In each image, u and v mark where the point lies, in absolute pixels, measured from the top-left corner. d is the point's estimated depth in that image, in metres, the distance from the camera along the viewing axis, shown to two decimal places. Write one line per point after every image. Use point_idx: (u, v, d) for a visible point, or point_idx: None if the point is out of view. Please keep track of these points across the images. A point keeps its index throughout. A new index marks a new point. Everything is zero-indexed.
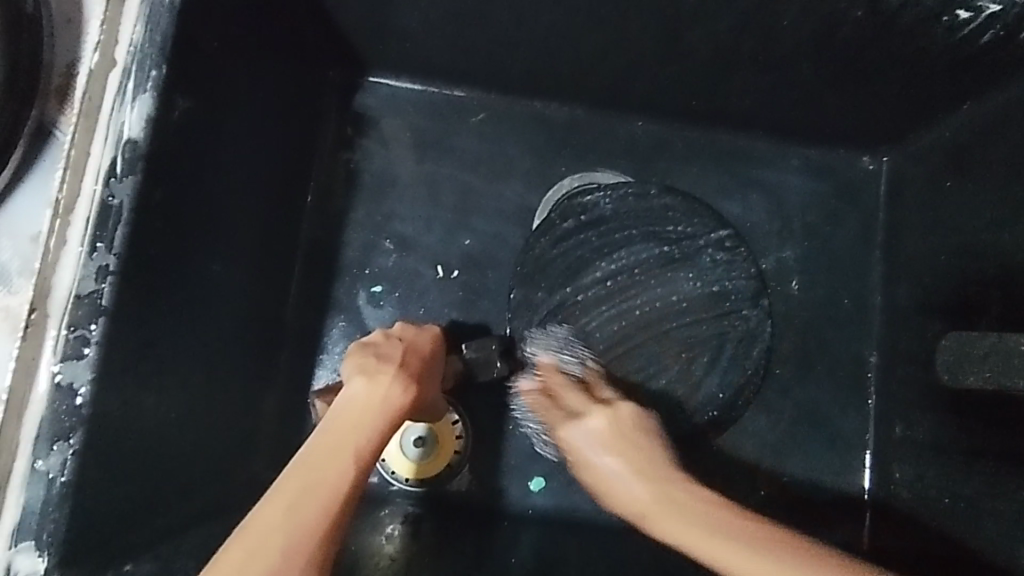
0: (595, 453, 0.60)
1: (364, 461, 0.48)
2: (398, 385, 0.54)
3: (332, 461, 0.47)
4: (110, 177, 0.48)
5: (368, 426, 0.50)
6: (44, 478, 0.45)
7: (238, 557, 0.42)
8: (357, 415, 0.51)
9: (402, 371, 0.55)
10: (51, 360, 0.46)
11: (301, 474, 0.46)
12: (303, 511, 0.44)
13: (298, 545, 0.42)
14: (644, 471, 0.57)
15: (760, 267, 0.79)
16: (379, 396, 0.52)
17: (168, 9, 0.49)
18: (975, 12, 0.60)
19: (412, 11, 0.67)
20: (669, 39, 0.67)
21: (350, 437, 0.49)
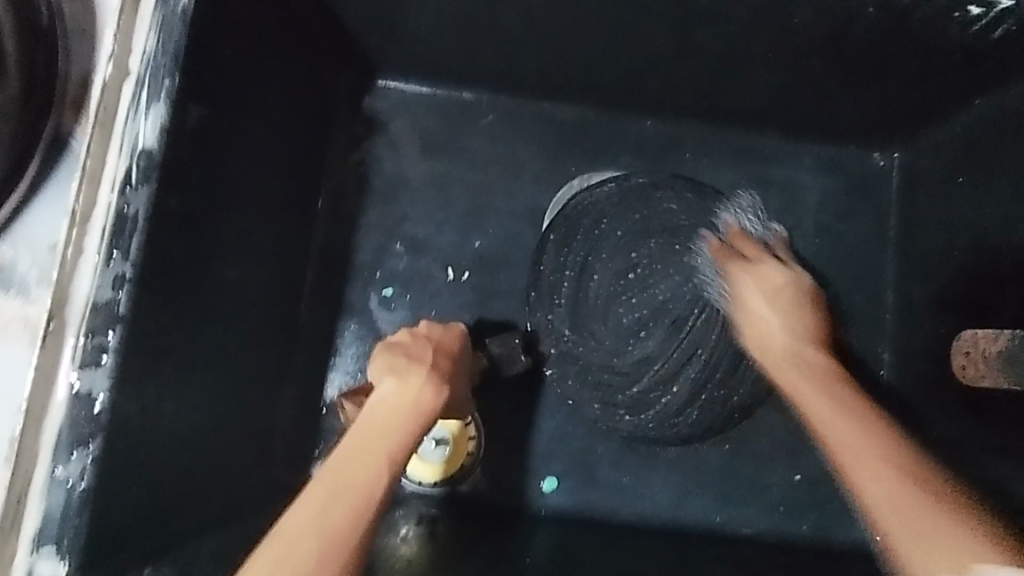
0: (757, 311, 0.60)
1: (397, 467, 0.48)
2: (429, 386, 0.54)
3: (363, 463, 0.48)
4: (125, 186, 0.48)
5: (399, 427, 0.50)
6: (64, 485, 0.45)
7: (273, 560, 0.42)
8: (389, 420, 0.51)
9: (432, 372, 0.55)
10: (72, 367, 0.46)
11: (334, 475, 0.47)
12: (336, 514, 0.44)
13: (332, 549, 0.42)
14: (795, 328, 0.59)
15: None
16: (411, 397, 0.52)
17: (180, 18, 0.50)
18: (987, 7, 0.59)
19: (422, 14, 0.67)
20: (678, 38, 0.67)
21: (382, 438, 0.49)
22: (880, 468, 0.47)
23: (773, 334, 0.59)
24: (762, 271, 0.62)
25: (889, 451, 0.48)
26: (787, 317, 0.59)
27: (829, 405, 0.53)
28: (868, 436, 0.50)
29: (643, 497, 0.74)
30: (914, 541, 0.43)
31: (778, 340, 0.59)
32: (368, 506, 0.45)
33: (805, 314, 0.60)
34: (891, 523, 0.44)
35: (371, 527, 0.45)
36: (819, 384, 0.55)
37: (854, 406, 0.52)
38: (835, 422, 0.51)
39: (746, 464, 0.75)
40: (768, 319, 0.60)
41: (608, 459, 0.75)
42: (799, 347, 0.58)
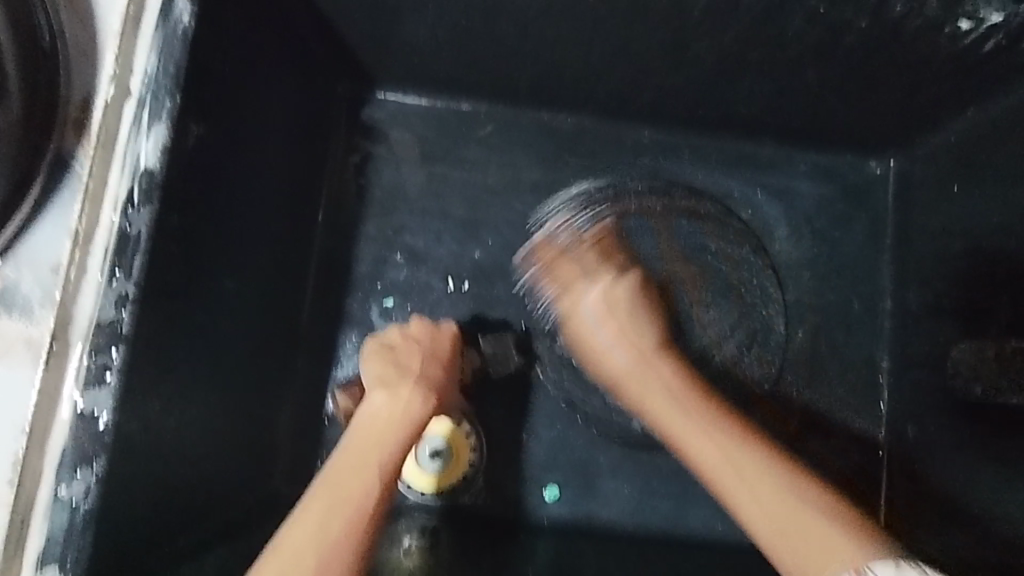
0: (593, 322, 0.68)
1: (388, 476, 0.50)
2: (418, 396, 0.54)
3: (355, 475, 0.49)
4: (127, 207, 0.48)
5: (388, 439, 0.52)
6: (68, 505, 0.45)
7: (275, 573, 0.44)
8: (379, 431, 0.52)
9: (421, 381, 0.56)
10: (75, 388, 0.47)
11: (330, 489, 0.48)
12: (334, 527, 0.46)
13: (332, 558, 0.45)
14: (641, 345, 0.66)
15: (770, 263, 0.79)
16: (401, 410, 0.53)
17: (180, 38, 0.50)
18: (977, 22, 0.60)
19: (419, 28, 0.67)
20: (673, 50, 0.68)
21: (374, 451, 0.51)
22: (759, 484, 0.55)
23: (612, 354, 0.66)
24: (587, 292, 0.69)
25: (767, 469, 0.56)
26: (643, 356, 0.65)
27: (690, 419, 0.60)
28: (748, 464, 0.56)
29: (645, 506, 0.75)
30: (777, 536, 0.53)
31: (614, 297, 0.68)
32: (365, 517, 0.47)
33: (643, 334, 0.66)
34: (770, 532, 0.53)
35: (370, 535, 0.47)
36: (636, 348, 0.66)
37: (714, 419, 0.60)
38: (699, 435, 0.59)
39: None
40: (584, 300, 0.69)
41: (610, 468, 0.75)
42: (641, 362, 0.65)
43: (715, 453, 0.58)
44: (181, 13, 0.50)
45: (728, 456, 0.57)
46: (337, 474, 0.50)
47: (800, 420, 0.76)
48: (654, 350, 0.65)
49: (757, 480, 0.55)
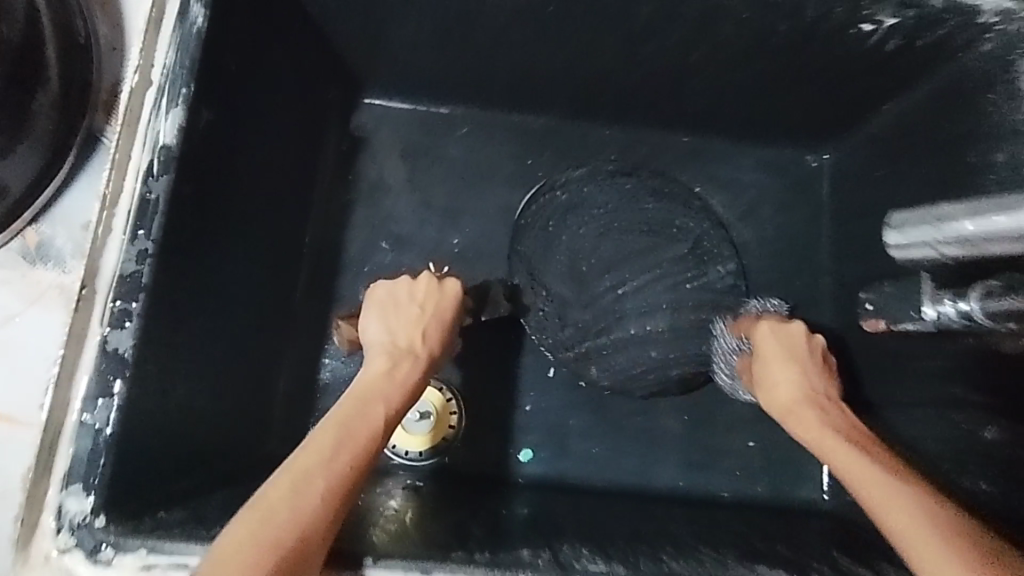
0: (771, 358, 0.65)
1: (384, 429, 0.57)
2: (415, 372, 0.63)
3: (360, 416, 0.56)
4: (148, 176, 0.56)
5: (389, 392, 0.60)
6: (91, 429, 0.52)
7: (283, 491, 0.49)
8: (376, 392, 0.59)
9: (421, 357, 0.64)
10: (98, 329, 0.54)
11: (339, 426, 0.55)
12: (340, 458, 0.52)
13: (331, 489, 0.50)
14: (812, 382, 0.63)
15: (728, 237, 0.88)
16: (398, 377, 0.62)
17: (195, 37, 0.59)
18: (877, 24, 0.69)
19: (402, 37, 0.76)
20: (624, 53, 0.77)
21: (377, 403, 0.58)
22: (876, 481, 0.51)
23: (789, 386, 0.63)
24: (779, 330, 0.67)
25: (883, 469, 0.52)
26: (796, 378, 0.63)
27: (811, 423, 0.60)
28: (872, 466, 0.53)
29: (612, 465, 0.82)
30: (887, 501, 0.49)
31: (784, 343, 0.66)
32: (365, 455, 0.53)
33: (808, 362, 0.65)
34: (877, 495, 0.50)
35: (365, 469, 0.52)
36: (801, 370, 0.64)
37: (832, 424, 0.59)
38: (844, 456, 0.55)
39: (707, 432, 0.83)
40: (774, 375, 0.64)
41: (579, 431, 0.83)
42: (795, 400, 0.62)
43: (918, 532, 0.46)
44: (196, 16, 0.59)
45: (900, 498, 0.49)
46: (343, 420, 0.55)
47: None
48: (820, 382, 0.64)
49: (874, 475, 0.52)
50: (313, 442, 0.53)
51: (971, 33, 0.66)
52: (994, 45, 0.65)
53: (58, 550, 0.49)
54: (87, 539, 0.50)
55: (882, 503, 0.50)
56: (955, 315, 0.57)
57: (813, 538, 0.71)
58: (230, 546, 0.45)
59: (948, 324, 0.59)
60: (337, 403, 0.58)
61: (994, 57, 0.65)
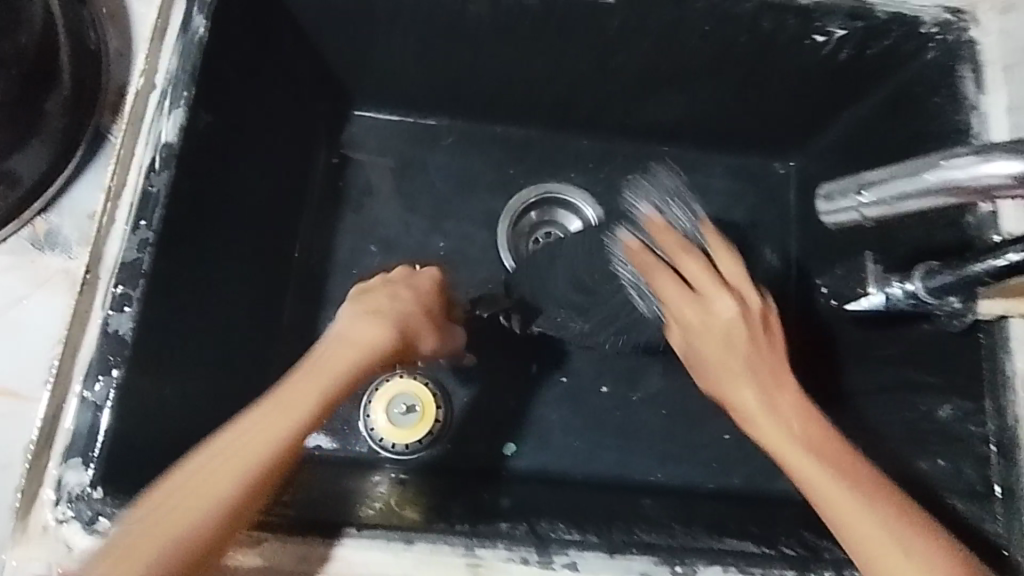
0: (701, 314, 0.60)
1: (314, 404, 0.51)
2: (366, 344, 0.55)
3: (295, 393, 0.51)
4: (150, 171, 0.60)
5: (332, 365, 0.53)
6: (91, 406, 0.55)
7: (204, 490, 0.46)
8: (303, 369, 0.53)
9: (366, 347, 0.54)
10: (100, 312, 0.57)
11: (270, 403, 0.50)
12: (264, 446, 0.48)
13: (251, 478, 0.47)
14: (738, 332, 0.58)
15: None
16: (337, 358, 0.53)
17: (197, 46, 0.64)
18: (827, 36, 0.74)
19: (389, 52, 0.81)
20: (597, 66, 0.81)
21: (313, 383, 0.52)
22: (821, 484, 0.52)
23: (722, 346, 0.58)
24: (709, 288, 0.60)
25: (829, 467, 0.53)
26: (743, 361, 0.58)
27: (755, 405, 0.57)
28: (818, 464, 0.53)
29: (592, 458, 0.84)
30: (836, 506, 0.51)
31: (719, 325, 0.59)
32: (290, 444, 0.49)
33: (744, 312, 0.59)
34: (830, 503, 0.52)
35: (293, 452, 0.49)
36: (739, 319, 0.59)
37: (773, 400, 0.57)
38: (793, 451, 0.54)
39: (684, 426, 0.86)
40: (696, 332, 0.60)
41: (560, 426, 0.85)
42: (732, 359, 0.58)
43: (863, 534, 0.50)
44: (198, 26, 0.64)
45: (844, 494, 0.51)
46: (263, 400, 0.51)
47: None
48: (736, 321, 0.59)
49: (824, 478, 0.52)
50: (241, 423, 0.49)
51: (915, 43, 0.73)
52: (937, 53, 0.72)
53: (57, 520, 0.51)
54: (85, 510, 0.52)
55: (828, 499, 0.52)
56: (902, 296, 0.62)
57: (785, 522, 0.74)
58: (132, 541, 0.44)
59: (896, 306, 0.63)
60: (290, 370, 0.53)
61: (937, 63, 0.72)
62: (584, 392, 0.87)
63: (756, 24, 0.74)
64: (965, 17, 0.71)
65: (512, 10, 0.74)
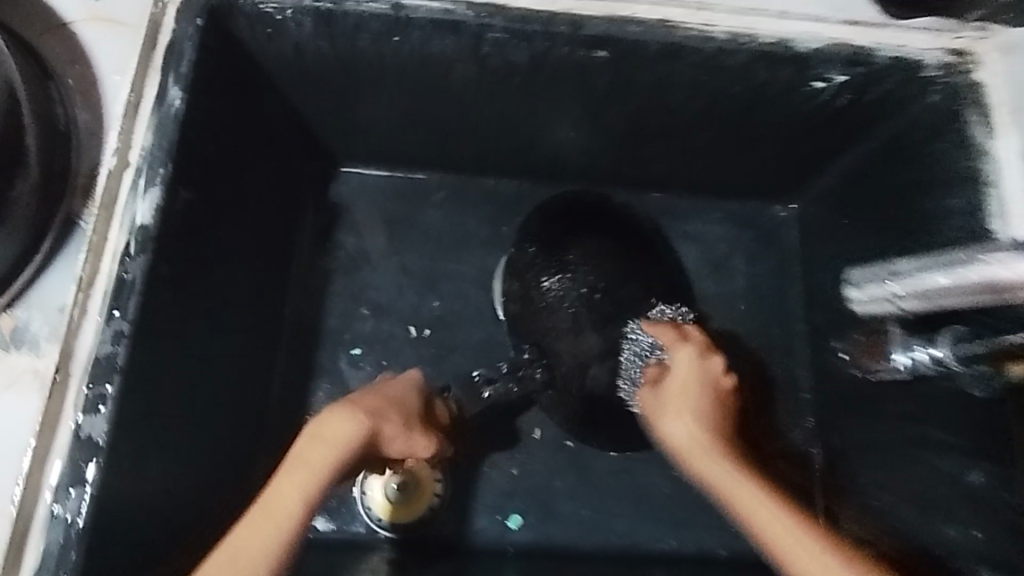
0: (673, 378, 0.68)
1: (304, 513, 0.54)
2: (329, 462, 0.55)
3: (283, 495, 0.53)
4: (125, 256, 0.57)
5: (315, 461, 0.55)
6: (62, 520, 0.51)
7: None
8: (298, 478, 0.55)
9: (334, 466, 0.56)
10: (73, 415, 0.53)
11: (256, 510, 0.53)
12: (267, 543, 0.52)
13: None
14: (699, 403, 0.65)
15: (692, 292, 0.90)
16: (314, 466, 0.55)
17: (173, 120, 0.61)
18: (827, 82, 0.71)
19: (373, 111, 0.78)
20: (588, 118, 0.78)
21: (296, 490, 0.54)
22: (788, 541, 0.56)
23: (673, 428, 0.66)
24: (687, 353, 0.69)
25: (792, 523, 0.57)
26: (706, 423, 0.65)
27: (717, 471, 0.62)
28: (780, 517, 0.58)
29: (601, 527, 0.81)
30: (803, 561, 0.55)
31: (693, 375, 0.67)
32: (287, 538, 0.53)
33: (709, 389, 0.66)
34: (800, 561, 0.55)
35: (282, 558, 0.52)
36: (707, 393, 0.66)
37: (732, 468, 0.63)
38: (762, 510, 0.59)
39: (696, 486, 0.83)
40: (665, 385, 0.68)
41: (567, 493, 0.81)
42: (694, 440, 0.64)
43: None
44: (174, 99, 0.61)
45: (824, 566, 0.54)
46: (263, 512, 0.53)
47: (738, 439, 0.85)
48: (708, 380, 0.67)
49: (789, 535, 0.57)
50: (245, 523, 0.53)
51: (915, 88, 0.70)
52: (941, 96, 0.69)
53: None
54: None
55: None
56: (928, 361, 0.62)
57: None
58: None
59: (921, 368, 0.63)
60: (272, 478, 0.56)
61: (941, 108, 0.69)
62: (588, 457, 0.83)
63: (751, 73, 0.71)
64: (968, 58, 0.68)
65: (499, 68, 0.71)
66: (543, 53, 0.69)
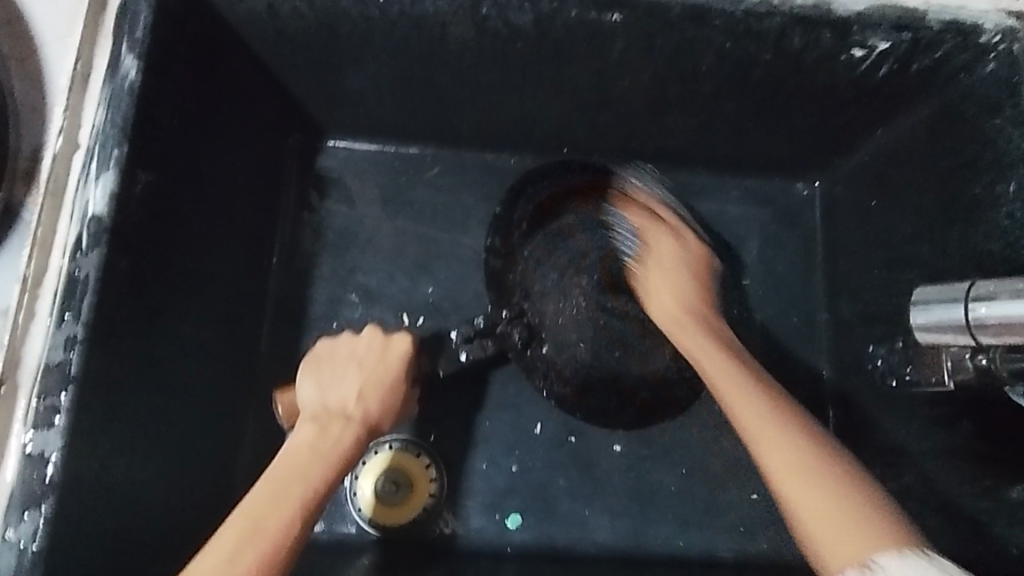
0: (665, 275, 0.74)
1: (310, 500, 0.51)
2: (341, 443, 0.57)
3: (278, 504, 0.50)
4: (76, 251, 0.51)
5: (315, 474, 0.53)
6: (15, 547, 0.46)
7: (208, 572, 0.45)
8: (301, 465, 0.54)
9: (340, 452, 0.56)
10: (23, 430, 0.48)
11: (245, 520, 0.49)
12: (275, 521, 0.49)
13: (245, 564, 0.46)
14: (682, 305, 0.72)
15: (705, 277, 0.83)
16: (324, 448, 0.56)
17: (127, 93, 0.54)
18: (868, 49, 0.63)
19: (360, 77, 0.70)
20: (599, 87, 0.70)
21: (303, 476, 0.53)
22: (790, 457, 0.54)
23: (680, 308, 0.72)
24: (661, 248, 0.76)
25: (780, 419, 0.57)
26: (716, 341, 0.67)
27: (740, 387, 0.61)
28: (821, 477, 0.52)
29: (604, 527, 0.76)
30: (804, 501, 0.51)
31: (669, 256, 0.75)
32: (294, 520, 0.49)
33: (685, 303, 0.72)
34: (781, 463, 0.54)
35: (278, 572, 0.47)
36: (689, 310, 0.71)
37: (756, 387, 0.61)
38: (763, 425, 0.57)
39: (704, 486, 0.78)
40: (660, 292, 0.73)
41: (570, 491, 0.77)
42: (680, 318, 0.71)
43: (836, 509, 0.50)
44: (128, 70, 0.54)
45: (807, 465, 0.53)
46: (264, 496, 0.51)
47: None
48: (688, 306, 0.72)
49: (780, 438, 0.56)
50: (245, 507, 0.50)
51: (969, 56, 0.62)
52: (996, 66, 0.61)
53: None
54: None
55: (793, 480, 0.52)
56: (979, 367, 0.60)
57: None
58: None
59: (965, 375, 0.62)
60: (251, 489, 0.52)
61: (996, 80, 0.61)
62: (591, 453, 0.78)
63: (785, 36, 0.63)
64: None
65: (500, 32, 0.63)
66: (551, 14, 0.61)
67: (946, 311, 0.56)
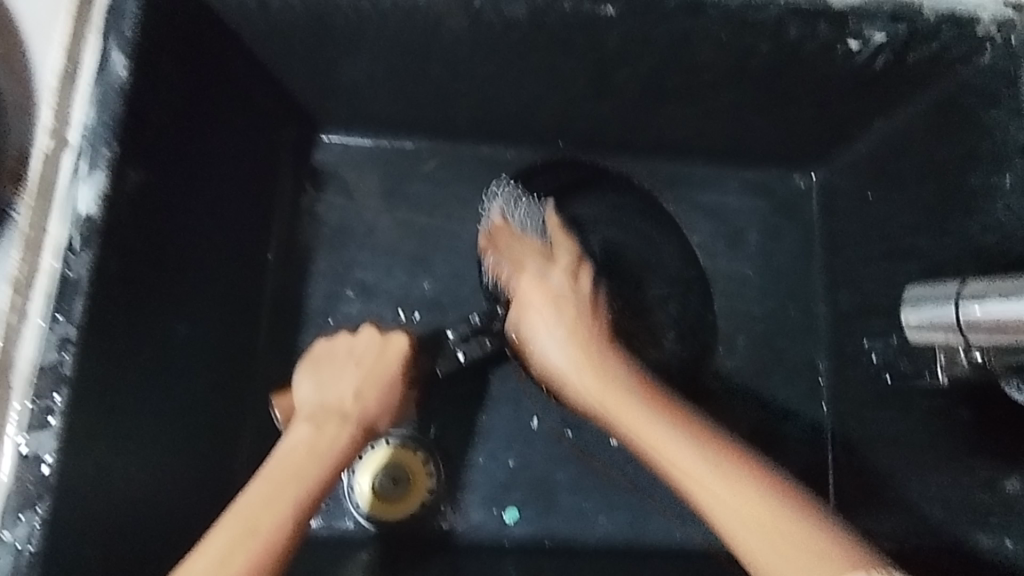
0: (546, 342, 0.66)
1: (302, 505, 0.51)
2: (336, 446, 0.56)
3: (271, 507, 0.50)
4: (68, 252, 0.51)
5: (309, 477, 0.53)
6: (12, 548, 0.46)
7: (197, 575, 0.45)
8: (296, 467, 0.54)
9: (336, 455, 0.56)
10: (17, 431, 0.48)
11: (238, 519, 0.49)
12: (267, 526, 0.49)
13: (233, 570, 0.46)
14: (585, 370, 0.63)
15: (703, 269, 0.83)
16: (320, 450, 0.56)
17: (116, 92, 0.53)
18: (864, 41, 0.63)
19: (353, 71, 0.70)
20: (595, 79, 0.70)
21: (296, 480, 0.53)
22: (743, 501, 0.49)
23: (571, 374, 0.64)
24: (545, 274, 0.69)
25: (715, 461, 0.53)
26: (623, 382, 0.62)
27: (654, 428, 0.57)
28: (778, 510, 0.48)
29: (603, 520, 0.77)
30: (772, 553, 0.47)
31: (552, 289, 0.68)
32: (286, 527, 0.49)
33: (613, 365, 0.63)
34: (739, 522, 0.49)
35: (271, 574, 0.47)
36: (591, 359, 0.64)
37: (671, 423, 0.57)
38: (700, 471, 0.52)
39: None
40: (543, 344, 0.66)
41: (568, 485, 0.77)
42: (590, 382, 0.62)
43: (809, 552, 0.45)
44: (117, 67, 0.54)
45: (762, 508, 0.49)
46: (257, 497, 0.51)
47: (751, 426, 0.80)
48: (571, 328, 0.65)
49: (726, 484, 0.51)
50: (237, 509, 0.50)
51: (967, 46, 0.61)
52: (993, 57, 0.60)
53: None
54: None
55: (752, 534, 0.48)
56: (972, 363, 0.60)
57: None
58: None
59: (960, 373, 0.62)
60: (246, 489, 0.52)
61: (992, 70, 0.60)
62: (589, 446, 0.78)
63: (782, 26, 0.62)
64: None
65: (494, 25, 0.63)
66: (544, 6, 0.61)
67: (938, 311, 0.55)
